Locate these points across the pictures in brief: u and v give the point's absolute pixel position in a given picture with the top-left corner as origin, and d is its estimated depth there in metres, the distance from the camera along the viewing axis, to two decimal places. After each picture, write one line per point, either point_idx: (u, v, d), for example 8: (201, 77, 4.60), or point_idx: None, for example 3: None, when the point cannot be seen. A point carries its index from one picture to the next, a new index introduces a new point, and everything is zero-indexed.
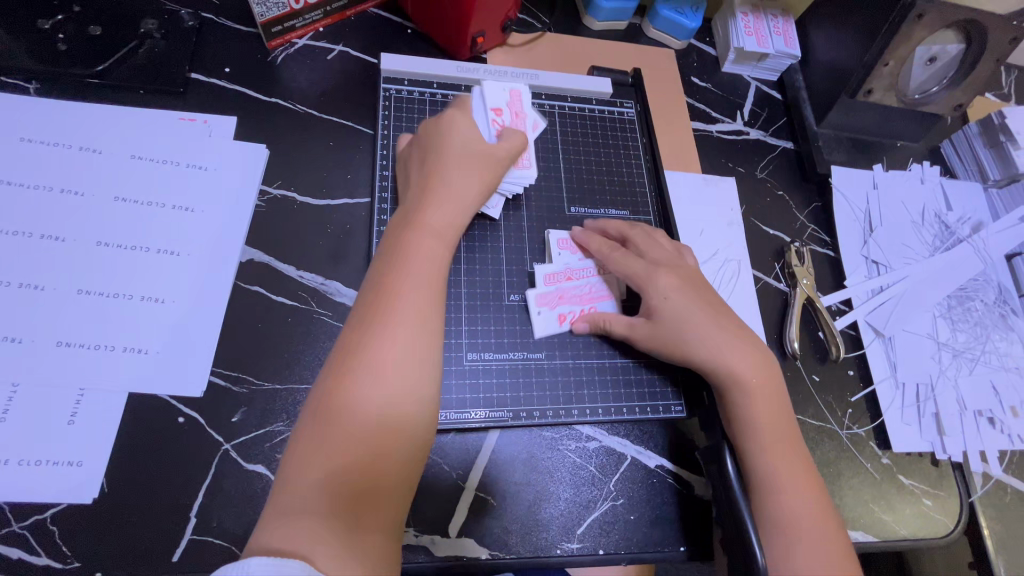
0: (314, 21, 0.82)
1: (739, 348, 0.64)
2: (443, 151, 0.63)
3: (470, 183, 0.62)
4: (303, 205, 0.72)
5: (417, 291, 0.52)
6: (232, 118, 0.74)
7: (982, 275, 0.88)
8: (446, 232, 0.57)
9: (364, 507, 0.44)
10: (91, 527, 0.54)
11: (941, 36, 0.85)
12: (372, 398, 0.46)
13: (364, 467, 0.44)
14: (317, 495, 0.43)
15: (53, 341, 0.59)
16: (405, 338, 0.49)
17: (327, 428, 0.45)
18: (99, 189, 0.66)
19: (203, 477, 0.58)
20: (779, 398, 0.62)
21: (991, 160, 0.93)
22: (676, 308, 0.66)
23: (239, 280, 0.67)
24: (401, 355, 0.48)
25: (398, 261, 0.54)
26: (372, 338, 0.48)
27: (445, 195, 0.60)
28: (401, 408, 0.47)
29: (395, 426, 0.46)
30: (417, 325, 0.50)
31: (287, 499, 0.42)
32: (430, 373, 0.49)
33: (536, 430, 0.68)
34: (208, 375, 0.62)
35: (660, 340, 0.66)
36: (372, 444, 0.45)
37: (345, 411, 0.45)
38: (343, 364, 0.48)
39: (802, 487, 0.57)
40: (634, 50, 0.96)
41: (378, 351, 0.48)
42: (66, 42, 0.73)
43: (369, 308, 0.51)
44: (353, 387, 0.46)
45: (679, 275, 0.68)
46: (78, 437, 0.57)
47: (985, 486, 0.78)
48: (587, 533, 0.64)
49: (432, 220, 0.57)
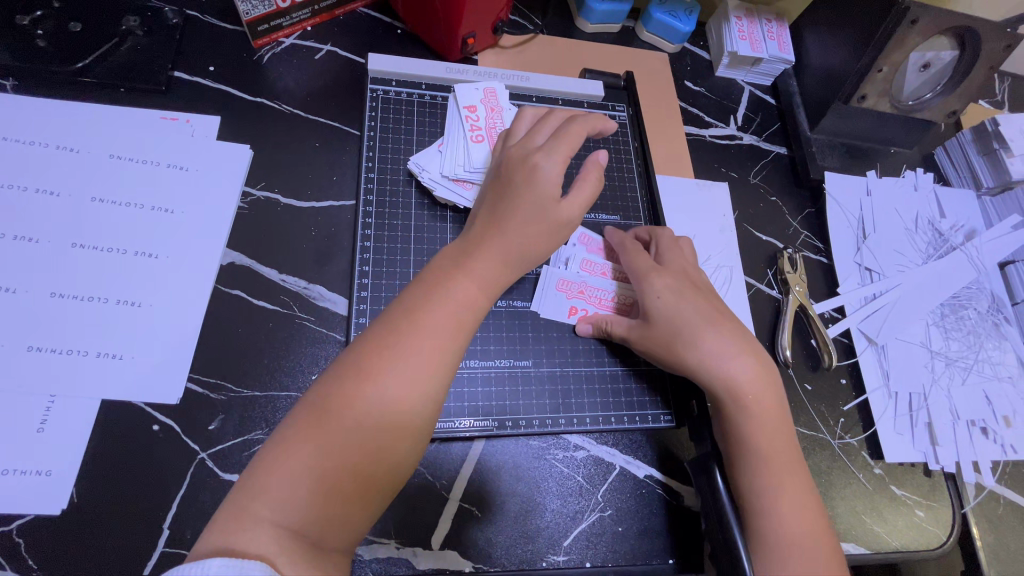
0: (301, 20, 0.80)
1: (744, 350, 0.63)
2: (529, 179, 0.58)
3: (541, 233, 0.57)
4: (286, 208, 0.70)
5: (453, 318, 0.50)
6: (215, 118, 0.73)
7: (975, 283, 0.87)
8: (496, 268, 0.55)
9: (327, 526, 0.42)
10: (60, 540, 0.52)
11: (935, 43, 0.85)
12: (372, 424, 0.45)
13: (339, 491, 0.43)
14: (289, 501, 0.41)
15: (24, 346, 0.57)
16: (427, 361, 0.47)
17: (318, 440, 0.43)
18: (75, 189, 0.64)
19: (178, 487, 0.56)
20: (777, 400, 0.61)
21: (986, 169, 0.92)
22: (669, 312, 0.64)
23: (219, 283, 0.65)
24: (410, 392, 0.46)
25: (450, 281, 0.52)
26: (390, 365, 0.46)
27: (514, 231, 0.56)
28: (392, 443, 0.45)
29: (381, 460, 0.45)
30: (432, 367, 0.47)
31: (253, 498, 0.41)
32: (431, 418, 0.48)
33: (523, 438, 0.66)
34: (185, 382, 0.60)
35: (658, 342, 0.64)
36: (355, 468, 0.43)
37: (339, 429, 0.44)
38: (352, 379, 0.46)
39: (802, 500, 0.55)
40: (626, 54, 0.95)
41: (389, 381, 0.46)
42: (45, 38, 0.71)
43: (396, 331, 0.48)
44: (356, 405, 0.45)
45: (676, 278, 0.66)
46: (47, 446, 0.55)
47: (978, 497, 0.77)
48: (573, 546, 0.62)
49: (481, 253, 0.54)
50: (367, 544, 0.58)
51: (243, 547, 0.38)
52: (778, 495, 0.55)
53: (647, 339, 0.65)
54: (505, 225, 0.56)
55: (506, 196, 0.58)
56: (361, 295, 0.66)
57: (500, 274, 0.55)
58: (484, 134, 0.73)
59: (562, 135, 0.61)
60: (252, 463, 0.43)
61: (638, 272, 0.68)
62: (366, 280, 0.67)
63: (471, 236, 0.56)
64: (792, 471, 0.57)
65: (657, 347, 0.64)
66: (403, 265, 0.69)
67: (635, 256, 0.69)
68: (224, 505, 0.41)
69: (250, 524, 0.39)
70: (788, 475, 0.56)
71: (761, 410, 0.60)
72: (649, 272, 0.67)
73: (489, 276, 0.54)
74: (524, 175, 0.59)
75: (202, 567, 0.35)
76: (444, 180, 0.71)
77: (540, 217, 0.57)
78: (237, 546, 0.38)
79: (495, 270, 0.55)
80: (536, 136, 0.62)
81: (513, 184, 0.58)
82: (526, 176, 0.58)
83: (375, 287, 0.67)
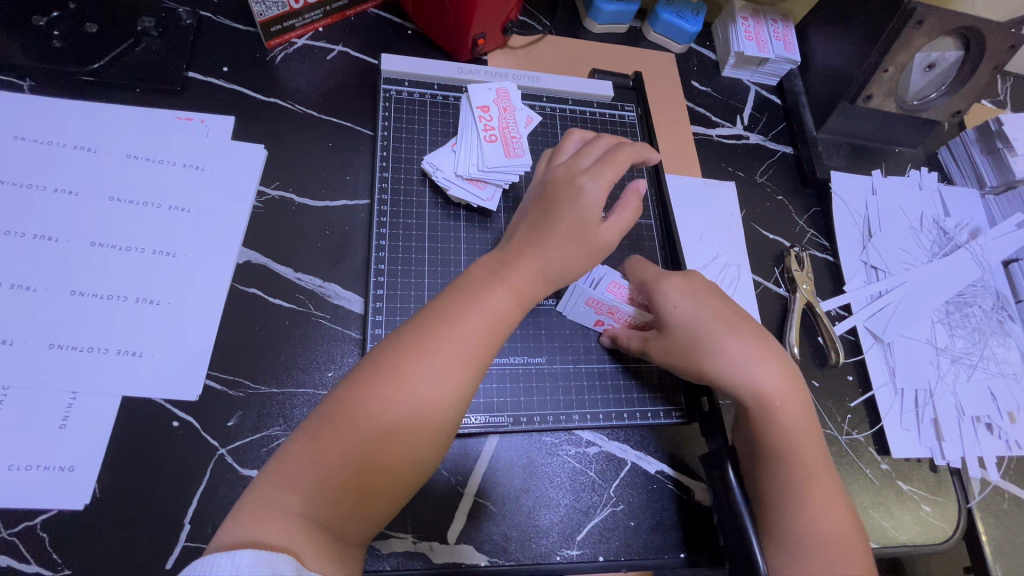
0: (313, 21, 0.81)
1: (767, 356, 0.62)
2: (570, 199, 0.58)
3: (578, 252, 0.57)
4: (301, 207, 0.71)
5: (481, 327, 0.50)
6: (230, 118, 0.73)
7: (980, 281, 0.88)
8: (529, 281, 0.55)
9: (345, 518, 0.43)
10: (82, 535, 0.53)
11: (941, 43, 0.85)
12: (396, 423, 0.45)
13: (359, 485, 0.44)
14: (312, 493, 0.42)
15: (46, 344, 0.58)
16: (454, 369, 0.48)
17: (341, 433, 0.44)
18: (93, 188, 0.65)
19: (199, 482, 0.57)
20: (802, 406, 0.61)
21: (989, 168, 0.93)
22: (687, 319, 0.64)
23: (236, 282, 0.66)
24: (436, 396, 0.47)
25: (482, 290, 0.52)
26: (419, 366, 0.47)
27: (548, 246, 0.56)
28: (413, 445, 0.46)
29: (402, 461, 0.45)
30: (460, 375, 0.48)
31: (277, 491, 0.42)
32: (455, 424, 0.49)
33: (536, 435, 0.67)
34: (204, 379, 0.61)
35: (676, 352, 0.64)
36: (375, 465, 0.44)
37: (362, 425, 0.45)
38: (380, 377, 0.46)
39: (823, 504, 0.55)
40: (634, 55, 0.96)
41: (417, 383, 0.47)
42: (61, 39, 0.72)
43: (428, 336, 0.49)
44: (380, 405, 0.45)
45: (687, 282, 0.67)
46: (70, 442, 0.55)
47: (983, 492, 0.78)
48: (586, 540, 0.63)
49: (516, 267, 0.55)
50: (384, 538, 0.59)
51: (268, 538, 0.39)
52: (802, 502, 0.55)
53: (663, 348, 0.65)
54: (545, 243, 0.56)
55: (546, 215, 0.58)
56: (377, 293, 0.67)
57: (535, 290, 0.55)
58: (497, 134, 0.74)
59: (608, 160, 0.61)
60: (278, 451, 0.45)
61: (651, 277, 0.67)
62: (381, 279, 0.68)
63: (508, 247, 0.57)
64: (816, 481, 0.56)
65: (672, 354, 0.65)
66: (418, 264, 0.69)
67: (647, 265, 0.69)
68: (242, 505, 0.42)
69: (272, 520, 0.40)
70: (812, 481, 0.56)
71: (785, 415, 0.59)
72: (658, 279, 0.67)
73: (524, 290, 0.54)
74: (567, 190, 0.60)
75: (234, 557, 0.36)
76: (457, 179, 0.72)
77: (579, 241, 0.57)
78: (262, 538, 0.39)
79: (533, 286, 0.55)
80: (581, 158, 0.62)
81: (558, 204, 0.58)
82: (568, 199, 0.58)
83: (390, 285, 0.68)
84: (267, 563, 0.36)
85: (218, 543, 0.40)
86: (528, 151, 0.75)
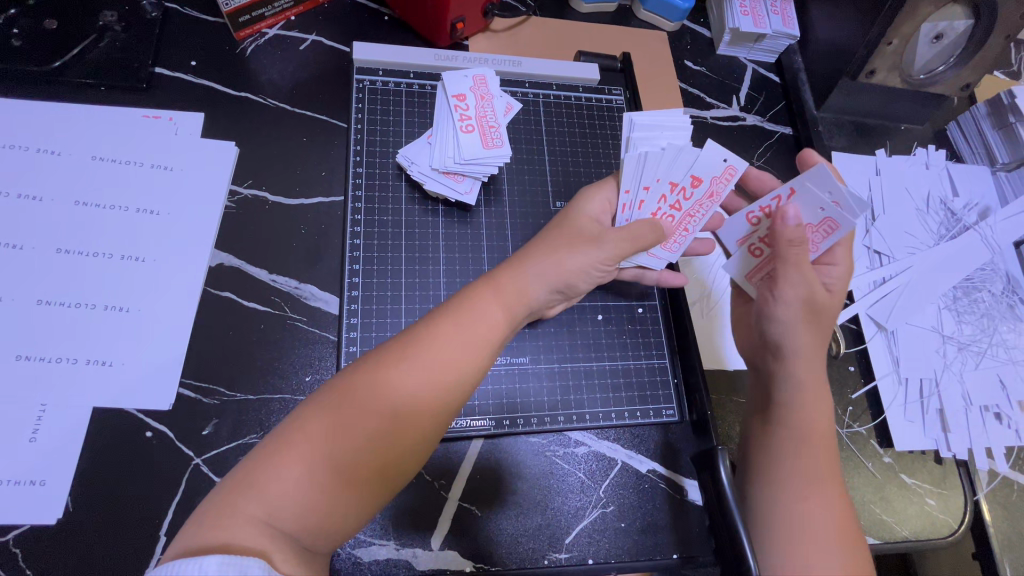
0: (283, 10, 0.77)
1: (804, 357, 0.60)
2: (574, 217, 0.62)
3: (579, 255, 0.58)
4: (274, 206, 0.69)
5: (472, 334, 0.50)
6: (198, 115, 0.71)
7: (989, 264, 0.84)
8: (521, 288, 0.55)
9: (313, 524, 0.42)
10: (55, 548, 0.52)
11: (947, 12, 0.80)
12: (379, 430, 0.45)
13: (343, 489, 0.43)
14: (283, 501, 0.41)
15: (13, 355, 0.56)
16: (439, 375, 0.47)
17: (325, 437, 0.43)
18: (59, 193, 0.63)
19: (174, 491, 0.56)
20: (816, 413, 0.58)
21: (1000, 143, 0.88)
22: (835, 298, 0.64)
23: (207, 286, 0.63)
24: (420, 396, 0.47)
25: (479, 297, 0.53)
26: (400, 368, 0.47)
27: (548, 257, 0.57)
28: (398, 447, 0.45)
29: (387, 463, 0.45)
30: (444, 380, 0.48)
31: (237, 494, 0.40)
32: (440, 426, 0.49)
33: (523, 437, 0.65)
34: (177, 386, 0.59)
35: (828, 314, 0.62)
36: (349, 463, 0.43)
37: (341, 428, 0.44)
38: (359, 380, 0.46)
39: (815, 499, 0.53)
40: (623, 34, 0.91)
41: (400, 385, 0.46)
42: (20, 37, 0.69)
43: (409, 339, 0.49)
44: (364, 405, 0.45)
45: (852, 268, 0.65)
46: (39, 456, 0.54)
47: (991, 483, 0.75)
48: (575, 542, 0.61)
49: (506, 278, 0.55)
50: (366, 546, 0.58)
51: (236, 541, 0.38)
52: (797, 500, 0.53)
53: (813, 290, 0.61)
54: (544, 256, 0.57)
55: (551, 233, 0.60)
56: (352, 294, 0.65)
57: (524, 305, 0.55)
58: (474, 123, 0.71)
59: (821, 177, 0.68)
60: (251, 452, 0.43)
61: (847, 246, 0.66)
62: (355, 280, 0.65)
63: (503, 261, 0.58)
64: (817, 483, 0.54)
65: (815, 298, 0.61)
66: (394, 262, 0.67)
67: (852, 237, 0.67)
68: (206, 508, 0.40)
69: (237, 523, 0.39)
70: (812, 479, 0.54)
71: (803, 417, 0.57)
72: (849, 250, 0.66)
73: (516, 304, 0.54)
74: (597, 247, 0.59)
75: (199, 563, 0.34)
76: (433, 173, 0.69)
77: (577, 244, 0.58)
78: (228, 540, 0.38)
79: (523, 302, 0.55)
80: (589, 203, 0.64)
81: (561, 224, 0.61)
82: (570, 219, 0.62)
83: (365, 286, 0.65)
84: (235, 566, 0.35)
85: (176, 548, 0.38)
86: (507, 140, 0.71)
